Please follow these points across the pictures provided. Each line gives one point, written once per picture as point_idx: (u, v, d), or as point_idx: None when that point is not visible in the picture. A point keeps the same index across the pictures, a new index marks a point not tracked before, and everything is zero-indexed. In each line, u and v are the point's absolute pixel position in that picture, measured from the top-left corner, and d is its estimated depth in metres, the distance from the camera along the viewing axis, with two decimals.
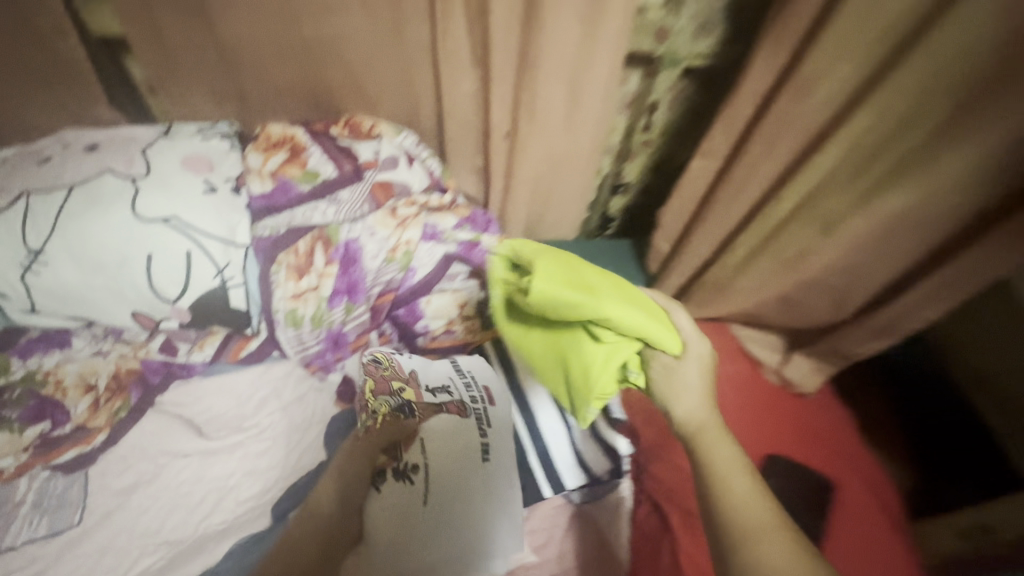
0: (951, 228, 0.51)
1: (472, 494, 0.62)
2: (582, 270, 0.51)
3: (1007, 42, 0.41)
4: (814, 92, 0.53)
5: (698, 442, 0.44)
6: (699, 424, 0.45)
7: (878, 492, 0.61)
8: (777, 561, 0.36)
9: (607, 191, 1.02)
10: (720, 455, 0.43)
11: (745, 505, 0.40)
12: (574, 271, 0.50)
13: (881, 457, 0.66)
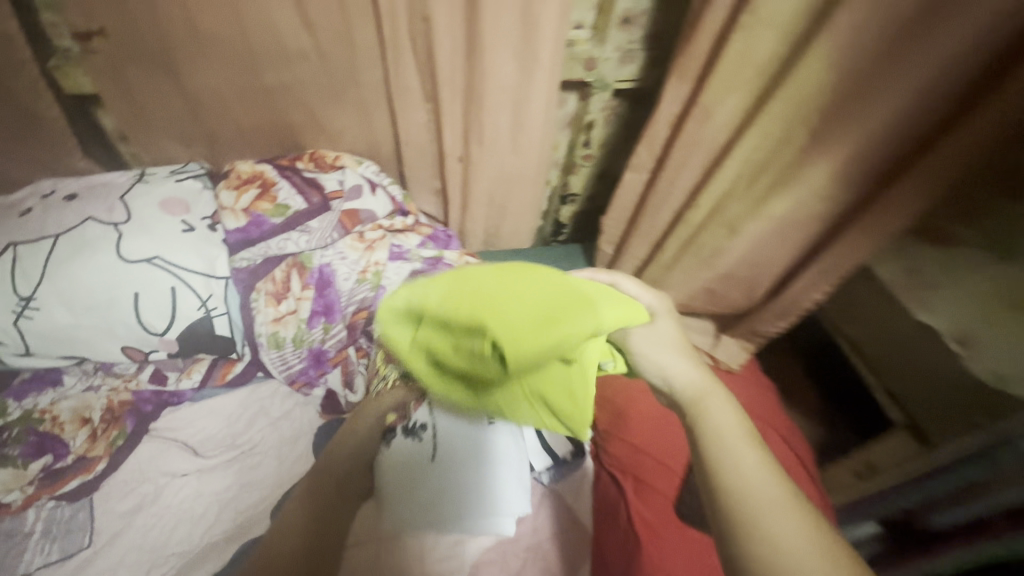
0: (823, 226, 0.62)
1: (477, 458, 0.66)
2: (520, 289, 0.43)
3: (842, 81, 0.52)
4: (711, 117, 0.64)
5: (699, 407, 0.43)
6: (697, 392, 0.44)
7: (791, 446, 0.70)
8: (794, 533, 0.35)
9: (557, 201, 1.12)
10: (718, 424, 0.41)
11: (747, 473, 0.38)
12: (527, 301, 0.41)
13: (797, 415, 0.80)
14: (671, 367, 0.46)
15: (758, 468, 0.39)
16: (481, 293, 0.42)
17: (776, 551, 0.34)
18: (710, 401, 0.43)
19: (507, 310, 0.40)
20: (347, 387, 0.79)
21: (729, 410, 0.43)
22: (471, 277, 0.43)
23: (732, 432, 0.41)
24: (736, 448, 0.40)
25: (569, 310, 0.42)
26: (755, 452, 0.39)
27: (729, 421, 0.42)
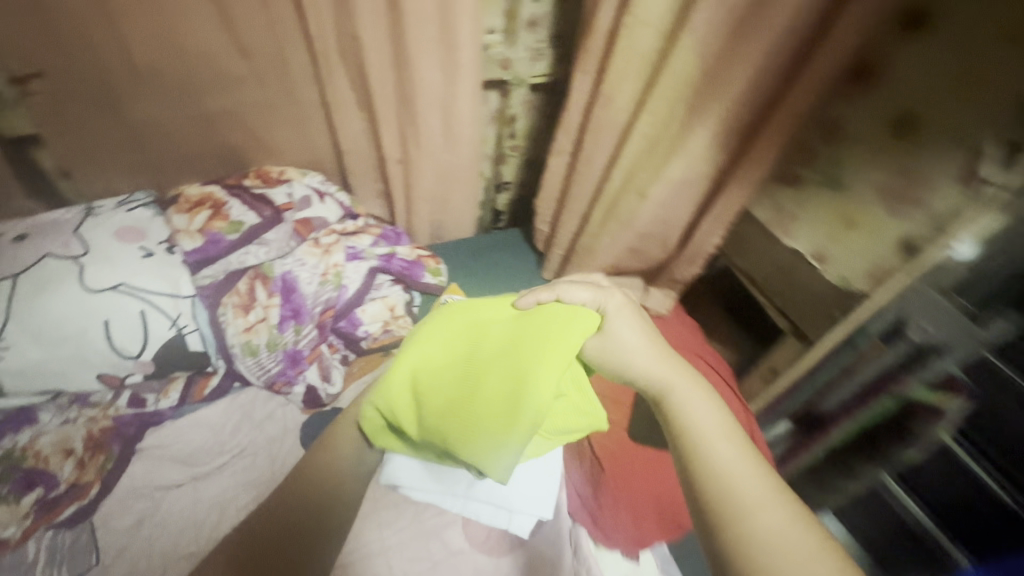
0: (712, 182, 0.75)
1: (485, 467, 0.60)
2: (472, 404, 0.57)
3: (706, 61, 0.65)
4: (613, 102, 0.76)
5: (673, 404, 0.49)
6: (665, 385, 0.50)
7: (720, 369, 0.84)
8: (771, 522, 0.39)
9: (492, 191, 1.21)
10: (691, 417, 0.47)
11: (724, 468, 0.43)
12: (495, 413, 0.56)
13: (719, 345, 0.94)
14: (639, 363, 0.53)
15: (731, 458, 0.44)
16: (442, 418, 0.57)
17: (760, 540, 0.38)
18: (681, 396, 0.49)
19: (466, 431, 0.56)
20: (325, 380, 0.86)
21: (703, 402, 0.48)
22: (430, 403, 0.58)
23: (710, 426, 0.47)
24: (711, 442, 0.45)
25: (512, 408, 0.55)
26: (731, 446, 0.44)
27: (703, 414, 0.47)
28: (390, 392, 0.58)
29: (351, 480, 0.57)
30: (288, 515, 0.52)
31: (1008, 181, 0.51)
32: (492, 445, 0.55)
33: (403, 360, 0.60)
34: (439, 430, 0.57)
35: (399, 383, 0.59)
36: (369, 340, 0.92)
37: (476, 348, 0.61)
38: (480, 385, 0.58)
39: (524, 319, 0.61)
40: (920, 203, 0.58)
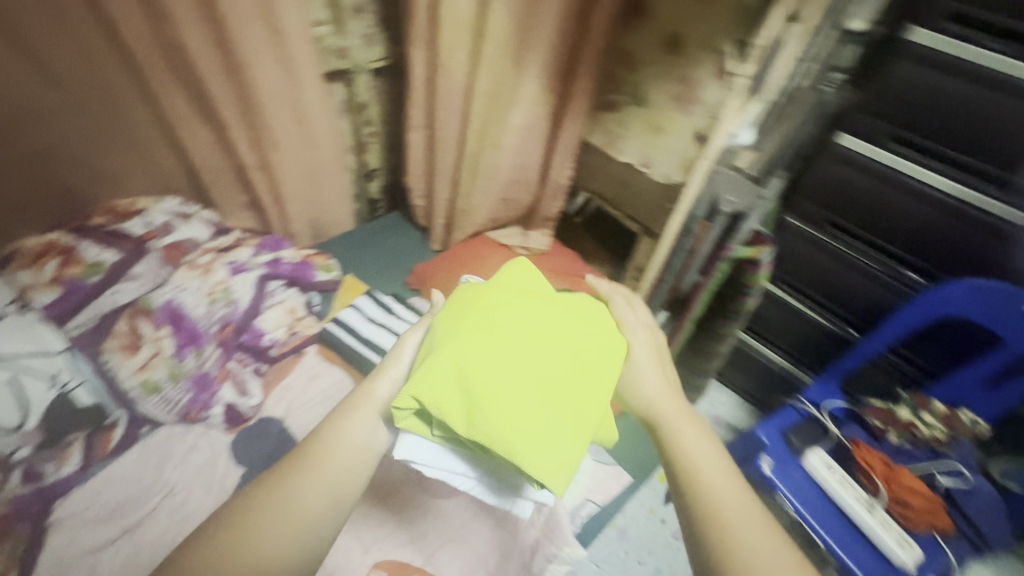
0: (547, 120, 0.87)
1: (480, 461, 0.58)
2: (533, 404, 0.54)
3: (519, 20, 0.74)
4: (450, 70, 0.84)
5: (674, 436, 0.57)
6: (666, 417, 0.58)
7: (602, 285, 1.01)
8: (745, 537, 0.49)
9: (363, 181, 1.23)
10: (687, 447, 0.55)
11: (715, 494, 0.52)
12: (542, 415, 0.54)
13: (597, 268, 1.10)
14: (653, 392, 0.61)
15: (722, 483, 0.53)
16: (501, 411, 0.52)
17: (735, 553, 0.48)
18: (680, 427, 0.57)
19: (523, 432, 0.52)
20: (242, 394, 0.86)
21: (698, 436, 0.57)
22: (485, 395, 0.52)
23: (702, 453, 0.55)
24: (704, 467, 0.54)
25: (570, 415, 0.55)
26: (725, 479, 0.53)
27: (698, 448, 0.56)
28: (443, 384, 0.53)
29: (354, 469, 0.53)
30: (285, 503, 0.49)
31: (750, 72, 0.68)
32: (551, 453, 0.52)
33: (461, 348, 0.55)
34: (497, 429, 0.51)
35: (451, 373, 0.53)
36: (277, 346, 0.93)
37: (530, 343, 0.58)
38: (539, 383, 0.56)
39: (574, 324, 0.62)
40: (703, 103, 0.74)
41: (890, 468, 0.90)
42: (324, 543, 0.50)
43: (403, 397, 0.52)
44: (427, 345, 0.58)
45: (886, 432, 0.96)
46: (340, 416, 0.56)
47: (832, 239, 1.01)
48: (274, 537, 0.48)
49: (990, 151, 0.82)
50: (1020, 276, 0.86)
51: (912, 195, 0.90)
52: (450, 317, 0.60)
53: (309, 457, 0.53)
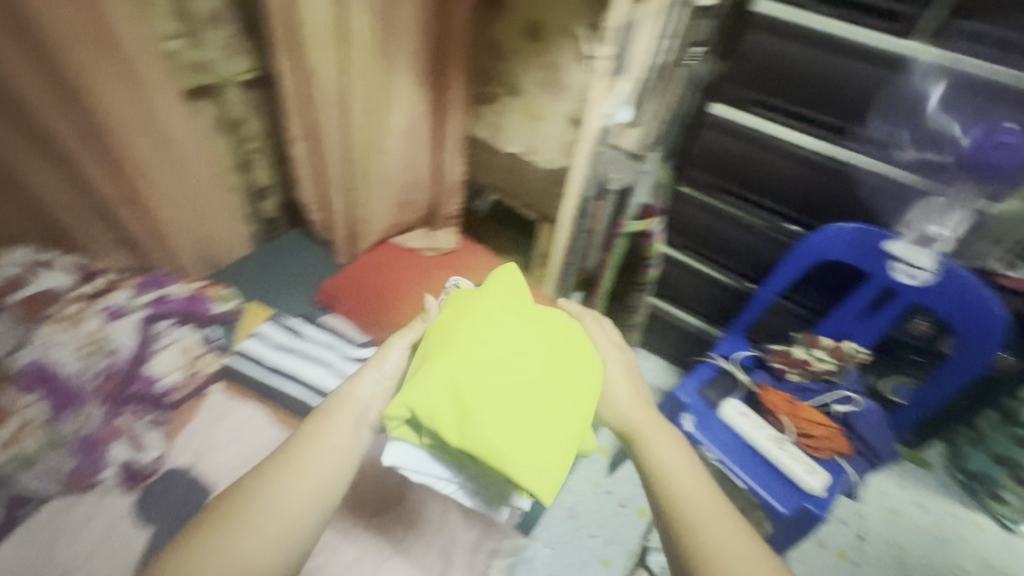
0: (426, 117, 0.86)
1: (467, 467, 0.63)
2: (520, 411, 0.57)
3: (379, 20, 0.72)
4: (320, 76, 0.81)
5: (641, 440, 0.58)
6: (636, 428, 0.59)
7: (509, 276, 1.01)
8: (718, 539, 0.49)
9: (255, 200, 1.16)
10: (656, 452, 0.56)
11: (685, 495, 0.52)
12: (529, 420, 0.57)
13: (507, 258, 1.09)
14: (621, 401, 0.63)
15: (692, 484, 0.53)
16: (488, 419, 0.55)
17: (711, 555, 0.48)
18: (652, 433, 0.58)
19: (511, 438, 0.54)
20: (137, 449, 0.79)
21: (670, 443, 0.57)
22: (476, 403, 0.55)
23: (672, 457, 0.55)
24: (675, 471, 0.54)
25: (554, 421, 0.58)
26: (697, 479, 0.53)
27: (670, 453, 0.56)
28: (432, 394, 0.56)
29: (339, 461, 0.52)
30: (272, 498, 0.48)
31: (608, 52, 0.68)
32: (534, 458, 0.55)
33: (449, 358, 0.58)
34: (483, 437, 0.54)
35: (441, 383, 0.56)
36: (176, 392, 0.86)
37: (517, 351, 0.61)
38: (526, 390, 0.59)
39: (559, 333, 0.65)
40: (569, 87, 0.76)
41: (792, 405, 0.98)
42: (311, 537, 0.48)
43: (396, 407, 0.56)
44: (420, 353, 0.62)
45: (789, 374, 1.04)
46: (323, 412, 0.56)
47: (721, 203, 1.09)
48: (260, 533, 0.45)
49: (836, 108, 0.90)
50: (880, 219, 0.96)
51: (780, 154, 0.98)
52: (442, 329, 0.64)
53: (292, 452, 0.52)
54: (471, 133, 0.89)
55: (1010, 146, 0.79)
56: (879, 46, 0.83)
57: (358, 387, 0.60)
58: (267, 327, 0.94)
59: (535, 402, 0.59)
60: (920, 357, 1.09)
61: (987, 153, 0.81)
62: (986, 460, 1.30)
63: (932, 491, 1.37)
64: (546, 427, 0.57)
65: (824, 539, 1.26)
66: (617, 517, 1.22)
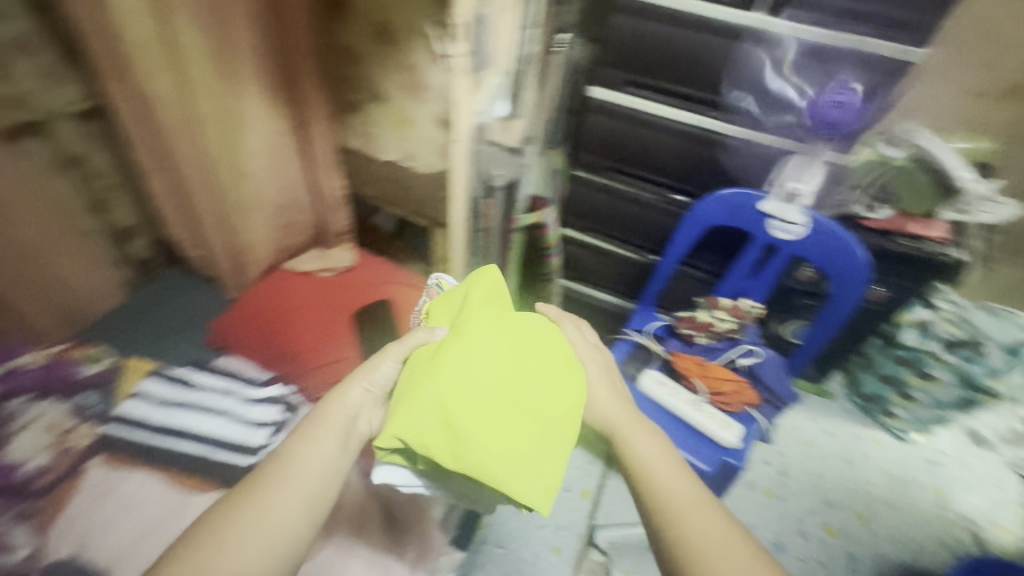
0: (284, 131, 0.79)
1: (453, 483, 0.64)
2: (512, 428, 0.58)
3: (210, 32, 0.67)
4: (163, 95, 0.75)
5: (622, 439, 0.63)
6: (619, 426, 0.65)
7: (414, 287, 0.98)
8: (695, 527, 0.54)
9: (118, 242, 1.02)
10: (638, 451, 0.61)
11: (666, 487, 0.57)
12: (524, 440, 0.59)
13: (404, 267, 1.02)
14: (602, 404, 0.67)
15: (672, 479, 0.58)
16: (482, 442, 0.56)
17: (690, 542, 0.53)
18: (632, 433, 0.64)
19: (509, 462, 0.56)
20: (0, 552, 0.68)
21: (649, 440, 0.63)
22: (474, 433, 0.56)
23: (653, 453, 0.61)
24: (653, 467, 0.59)
25: (544, 432, 0.60)
26: (676, 472, 0.59)
27: (651, 448, 0.61)
28: (421, 423, 0.56)
29: (325, 476, 0.55)
30: (264, 509, 0.51)
31: (462, 49, 0.63)
32: (529, 471, 0.57)
33: (439, 383, 0.57)
34: (478, 460, 0.55)
35: (432, 412, 0.56)
36: (44, 476, 0.75)
37: (505, 367, 0.61)
38: (517, 405, 0.60)
39: (544, 345, 0.66)
40: (431, 88, 0.68)
41: (702, 366, 1.03)
42: (297, 550, 0.51)
43: (388, 438, 0.56)
44: (406, 374, 0.62)
45: (696, 338, 1.09)
46: (311, 424, 0.59)
47: (616, 182, 1.15)
48: (251, 543, 0.48)
49: (697, 80, 0.96)
50: (743, 179, 1.04)
51: (657, 130, 1.03)
52: (429, 350, 0.63)
53: (282, 465, 0.54)
54: (340, 145, 0.82)
55: (846, 106, 0.90)
56: (720, 18, 0.89)
57: (352, 395, 0.61)
58: (151, 383, 0.85)
59: (528, 419, 0.60)
60: (807, 299, 1.18)
61: (827, 111, 0.91)
62: (878, 383, 1.44)
63: (839, 418, 1.51)
64: (540, 444, 0.59)
65: (753, 481, 1.36)
66: (562, 500, 1.24)
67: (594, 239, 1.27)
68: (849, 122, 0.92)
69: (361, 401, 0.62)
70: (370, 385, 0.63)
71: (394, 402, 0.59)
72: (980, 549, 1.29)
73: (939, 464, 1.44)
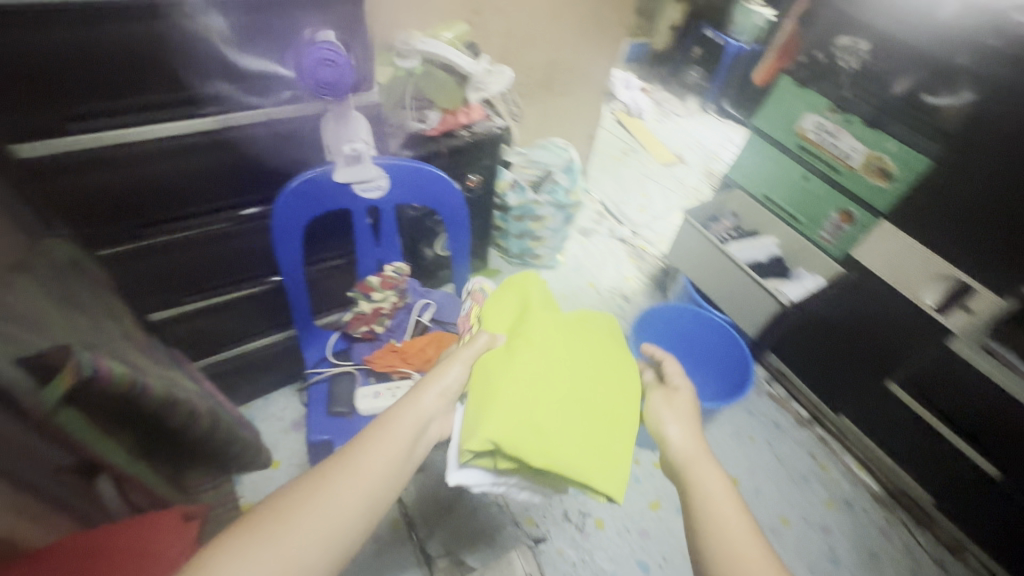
0: None
1: (526, 479, 0.74)
2: (582, 421, 0.70)
3: None
4: None
5: (690, 472, 0.65)
6: (690, 460, 0.66)
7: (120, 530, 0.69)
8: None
9: None
10: (710, 495, 0.62)
11: (727, 533, 0.58)
12: (594, 428, 0.70)
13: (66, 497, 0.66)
14: (670, 430, 0.71)
15: (746, 531, 0.58)
16: (560, 437, 0.67)
17: None
18: (699, 469, 0.65)
19: (582, 452, 0.67)
20: None
21: (718, 479, 0.64)
22: (547, 429, 0.67)
23: (722, 494, 0.62)
24: (720, 509, 0.60)
25: (608, 425, 0.71)
26: (742, 521, 0.59)
27: (718, 483, 0.63)
28: (505, 425, 0.66)
29: (384, 483, 0.59)
30: (330, 496, 0.55)
31: None
32: (596, 456, 0.67)
33: (513, 392, 0.69)
34: (557, 454, 0.66)
35: (511, 417, 0.67)
36: None
37: (566, 371, 0.74)
38: (585, 400, 0.72)
39: (608, 354, 0.79)
40: None
41: (399, 352, 0.98)
42: (355, 544, 0.55)
43: (479, 443, 0.65)
44: (478, 381, 0.73)
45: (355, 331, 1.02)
46: (384, 421, 0.64)
47: (167, 236, 0.87)
48: (305, 542, 0.52)
49: (163, 82, 0.72)
50: (288, 167, 0.92)
51: (171, 153, 0.79)
52: (500, 357, 0.74)
53: (350, 459, 0.59)
54: None
55: (336, 63, 0.76)
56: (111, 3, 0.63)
57: (425, 400, 0.68)
58: None
59: (596, 410, 0.72)
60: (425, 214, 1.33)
61: (319, 72, 0.76)
62: (520, 240, 1.73)
63: None
64: (607, 434, 0.70)
65: None
66: (382, 556, 1.12)
67: (212, 299, 1.00)
68: (349, 80, 0.79)
69: (434, 406, 0.68)
70: (445, 391, 0.72)
71: (474, 415, 0.69)
72: (628, 302, 1.78)
73: (581, 267, 1.87)
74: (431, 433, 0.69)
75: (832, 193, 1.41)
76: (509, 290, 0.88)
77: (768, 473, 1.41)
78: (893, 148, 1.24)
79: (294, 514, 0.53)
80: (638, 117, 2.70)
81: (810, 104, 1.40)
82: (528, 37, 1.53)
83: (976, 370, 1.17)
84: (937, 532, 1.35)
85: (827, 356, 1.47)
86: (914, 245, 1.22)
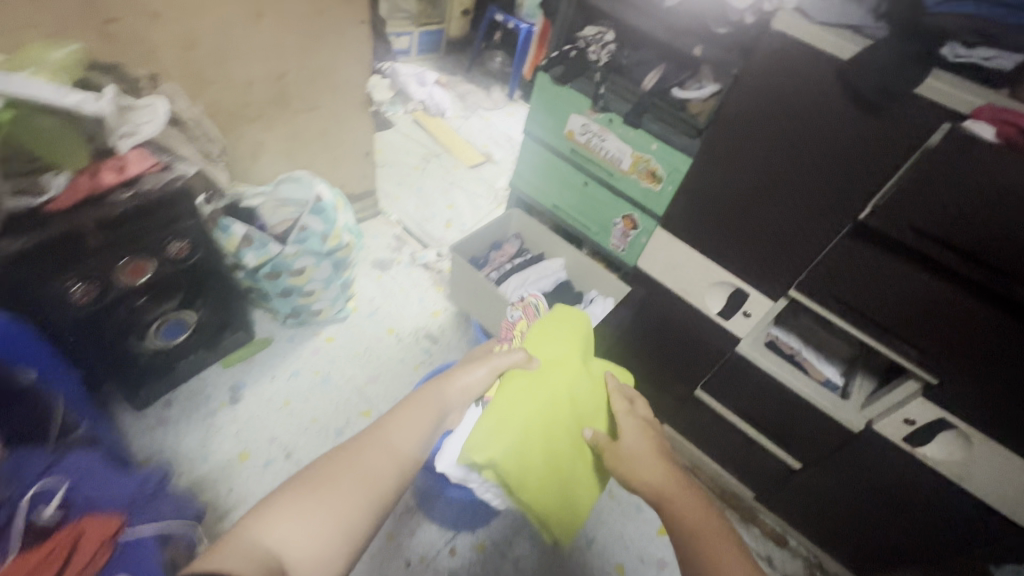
0: None
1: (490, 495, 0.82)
2: (568, 466, 0.73)
3: None
4: None
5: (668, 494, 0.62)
6: (664, 493, 0.62)
7: None
8: None
9: None
10: (693, 517, 0.59)
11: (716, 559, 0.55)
12: (571, 473, 0.73)
13: None
14: (641, 471, 0.65)
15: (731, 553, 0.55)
16: (546, 473, 0.70)
17: None
18: (680, 490, 0.62)
19: (552, 497, 0.71)
20: None
21: (696, 501, 0.61)
22: (539, 463, 0.69)
23: (708, 526, 0.59)
24: (706, 534, 0.57)
25: (581, 479, 0.75)
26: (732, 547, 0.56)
27: (699, 510, 0.60)
28: (509, 451, 0.67)
29: (410, 455, 0.62)
30: (365, 458, 0.58)
31: None
32: (559, 503, 0.72)
33: (528, 416, 0.70)
34: (535, 488, 0.69)
35: (516, 440, 0.68)
36: None
37: (578, 419, 0.75)
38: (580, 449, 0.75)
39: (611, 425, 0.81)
40: None
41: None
42: (386, 507, 0.57)
43: (482, 459, 0.65)
44: (501, 393, 0.72)
45: None
46: (410, 404, 0.66)
47: None
48: (349, 497, 0.54)
49: None
50: None
51: None
52: (529, 378, 0.74)
53: (378, 431, 0.62)
54: None
55: None
56: None
57: (450, 392, 0.70)
58: None
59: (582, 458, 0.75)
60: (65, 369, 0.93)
61: None
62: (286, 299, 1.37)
63: (288, 353, 1.43)
64: (577, 483, 0.74)
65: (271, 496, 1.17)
66: None
67: None
68: None
69: (452, 401, 0.70)
70: (466, 389, 0.72)
71: (484, 427, 0.68)
72: (436, 344, 1.54)
73: (377, 312, 1.58)
74: (446, 420, 0.69)
75: (613, 198, 1.28)
76: (572, 322, 0.85)
77: (601, 516, 1.24)
78: (655, 148, 1.12)
79: (331, 479, 0.55)
80: (437, 114, 2.44)
81: (573, 104, 1.23)
82: (225, 47, 1.17)
83: (767, 372, 1.12)
84: (763, 525, 1.34)
85: (642, 371, 1.38)
86: (692, 253, 1.13)
